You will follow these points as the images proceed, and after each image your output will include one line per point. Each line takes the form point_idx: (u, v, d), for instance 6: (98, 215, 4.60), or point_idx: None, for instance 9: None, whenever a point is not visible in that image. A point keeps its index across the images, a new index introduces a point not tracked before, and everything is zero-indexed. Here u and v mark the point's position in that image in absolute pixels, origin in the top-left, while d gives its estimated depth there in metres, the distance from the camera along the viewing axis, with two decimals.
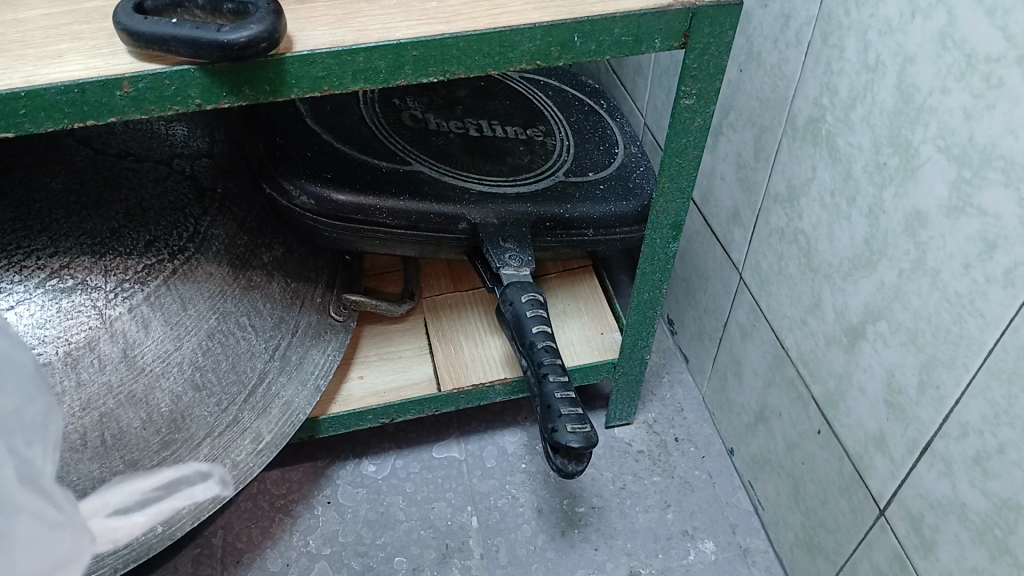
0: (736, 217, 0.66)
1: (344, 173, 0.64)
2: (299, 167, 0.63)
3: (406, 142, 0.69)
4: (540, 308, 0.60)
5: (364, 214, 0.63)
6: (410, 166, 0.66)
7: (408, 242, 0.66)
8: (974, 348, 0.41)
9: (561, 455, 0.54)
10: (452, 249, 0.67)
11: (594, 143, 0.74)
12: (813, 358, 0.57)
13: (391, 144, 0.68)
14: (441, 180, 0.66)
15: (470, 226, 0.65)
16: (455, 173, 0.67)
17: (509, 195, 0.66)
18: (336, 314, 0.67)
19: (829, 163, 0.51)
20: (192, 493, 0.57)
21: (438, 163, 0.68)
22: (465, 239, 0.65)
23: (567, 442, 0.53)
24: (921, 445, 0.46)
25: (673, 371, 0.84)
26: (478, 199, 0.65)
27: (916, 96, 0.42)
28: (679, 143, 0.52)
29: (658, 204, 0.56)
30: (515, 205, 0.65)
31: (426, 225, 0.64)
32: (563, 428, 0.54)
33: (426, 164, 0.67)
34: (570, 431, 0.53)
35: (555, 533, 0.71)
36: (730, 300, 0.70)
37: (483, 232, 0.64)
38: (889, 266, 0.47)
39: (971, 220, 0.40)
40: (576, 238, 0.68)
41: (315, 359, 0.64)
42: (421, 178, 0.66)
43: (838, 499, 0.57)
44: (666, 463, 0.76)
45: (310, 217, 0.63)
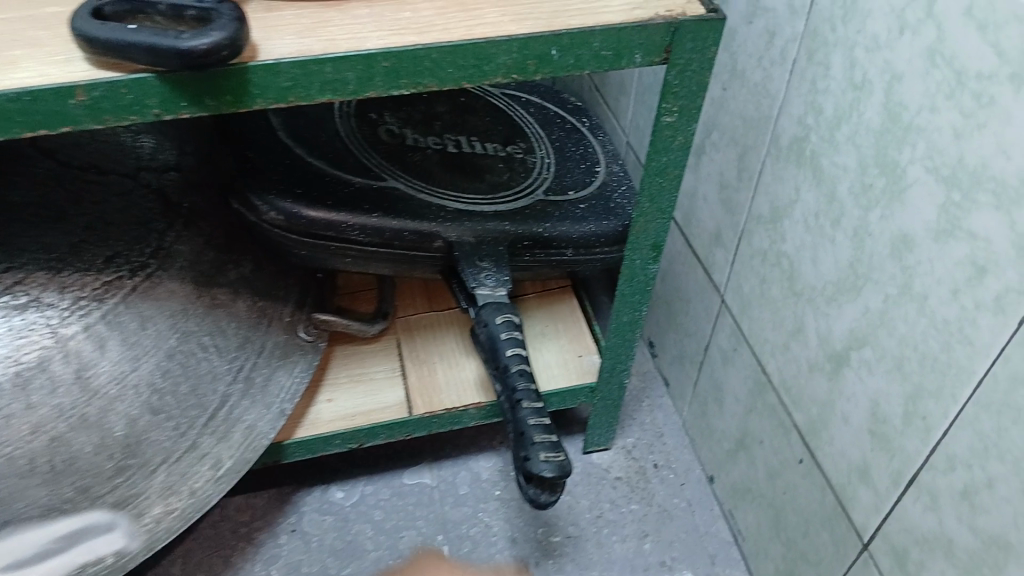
0: (718, 238, 0.65)
1: (317, 189, 0.62)
2: (271, 182, 0.61)
3: (382, 157, 0.66)
4: (514, 331, 0.58)
5: (336, 231, 0.61)
6: (386, 182, 0.64)
7: (384, 260, 0.63)
8: (962, 377, 0.39)
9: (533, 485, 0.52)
10: (427, 268, 0.65)
11: (575, 161, 0.72)
12: (796, 385, 0.55)
13: (367, 160, 0.66)
14: (417, 197, 0.64)
15: (446, 244, 0.62)
16: (431, 190, 0.65)
17: (487, 213, 0.64)
18: (305, 333, 0.65)
19: (813, 185, 0.50)
20: (94, 545, 0.53)
21: (415, 179, 0.66)
22: (440, 257, 0.63)
23: (540, 472, 0.51)
24: (907, 477, 0.44)
25: (652, 396, 0.82)
26: (455, 216, 0.63)
27: (903, 115, 0.41)
28: (660, 162, 0.51)
29: (639, 223, 0.55)
30: (492, 223, 0.63)
31: (398, 242, 0.62)
32: (537, 458, 0.52)
33: (402, 180, 0.65)
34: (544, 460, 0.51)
35: (529, 564, 0.68)
36: (711, 323, 0.69)
37: (459, 251, 0.62)
38: (875, 291, 0.45)
39: (960, 244, 0.38)
40: (556, 258, 0.66)
41: (281, 381, 0.63)
42: (395, 195, 0.64)
43: (820, 530, 0.55)
44: (644, 491, 0.74)
45: (280, 234, 0.60)
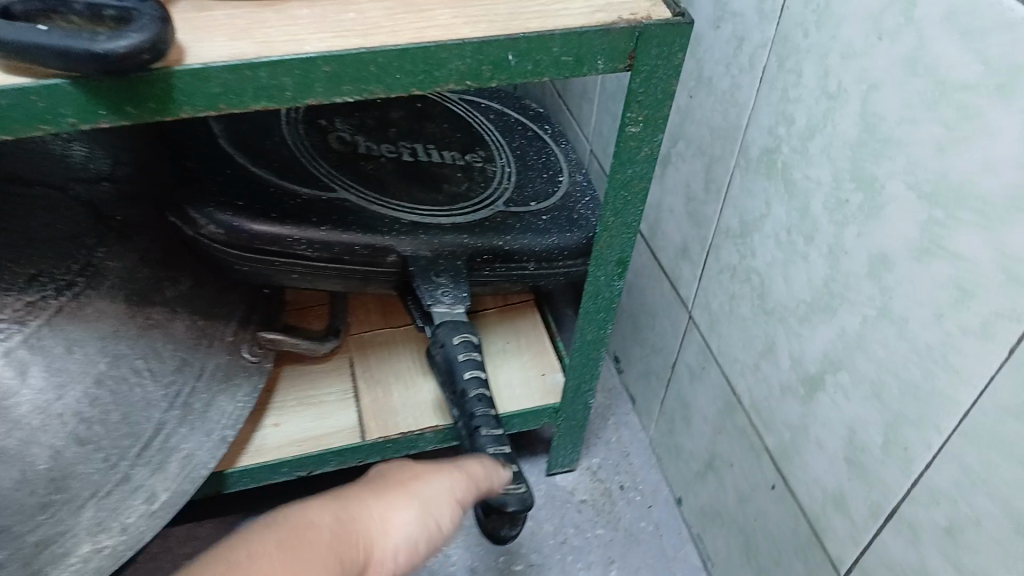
0: (684, 252, 0.62)
1: (261, 201, 0.57)
2: (211, 192, 0.57)
3: (332, 165, 0.62)
4: (473, 352, 0.55)
5: (280, 245, 0.56)
6: (335, 194, 0.60)
7: (333, 277, 0.59)
8: (947, 407, 0.37)
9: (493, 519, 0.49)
10: (380, 284, 0.61)
11: (537, 170, 0.69)
12: (767, 407, 0.53)
13: (315, 169, 0.61)
14: (370, 208, 0.60)
15: (400, 258, 0.59)
16: (385, 201, 0.61)
17: (445, 225, 0.60)
18: (250, 354, 0.61)
19: (784, 198, 0.48)
20: None
21: (367, 189, 0.61)
22: (394, 272, 0.60)
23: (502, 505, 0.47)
24: (885, 508, 0.42)
25: (618, 413, 0.79)
26: (410, 228, 0.59)
27: (881, 126, 0.39)
28: (625, 174, 0.48)
29: (604, 238, 0.53)
30: (450, 236, 0.59)
31: (349, 257, 0.58)
32: (498, 491, 0.48)
33: (353, 191, 0.61)
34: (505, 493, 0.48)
35: None
36: (678, 340, 0.66)
37: (414, 266, 0.59)
38: (850, 311, 0.43)
39: (943, 264, 0.36)
40: (517, 272, 0.63)
41: (223, 406, 0.58)
42: (346, 207, 0.59)
43: (792, 559, 0.53)
44: (610, 513, 0.71)
45: (219, 248, 0.56)
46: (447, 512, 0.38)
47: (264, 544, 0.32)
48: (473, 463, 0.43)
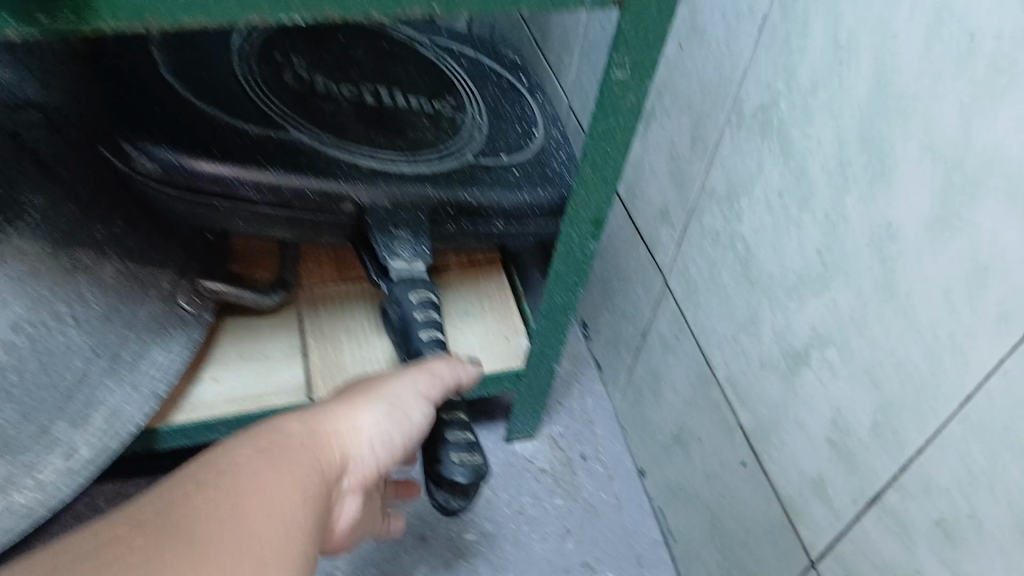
0: (664, 215, 0.58)
1: (204, 136, 0.51)
2: (146, 124, 0.50)
3: (284, 103, 0.56)
4: (431, 311, 0.55)
5: (223, 187, 0.51)
6: (286, 133, 0.54)
7: (282, 223, 0.54)
8: (946, 391, 0.34)
9: (443, 489, 0.47)
10: (333, 234, 0.56)
11: (510, 121, 0.64)
12: (743, 382, 0.50)
13: (266, 107, 0.55)
14: (325, 151, 0.54)
15: (357, 208, 0.54)
16: (342, 145, 0.55)
17: (406, 174, 0.55)
18: (187, 304, 0.55)
19: (778, 160, 0.44)
20: None
21: (322, 131, 0.56)
22: (350, 224, 0.55)
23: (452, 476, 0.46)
24: (869, 495, 0.39)
25: (583, 380, 0.76)
26: (369, 176, 0.54)
27: (897, 83, 0.35)
28: (606, 125, 0.44)
29: (579, 196, 0.49)
30: (410, 186, 0.55)
31: (299, 204, 0.53)
32: (451, 461, 0.46)
33: (307, 132, 0.55)
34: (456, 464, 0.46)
35: (439, 564, 0.62)
36: (651, 307, 0.63)
37: (371, 217, 0.55)
38: (845, 284, 0.39)
39: (957, 237, 0.32)
40: (484, 231, 0.59)
41: (155, 358, 0.52)
42: (299, 149, 0.54)
43: (761, 542, 0.50)
44: (570, 484, 0.68)
45: (155, 186, 0.50)
46: (412, 409, 0.45)
47: (240, 456, 0.35)
48: (434, 359, 0.48)
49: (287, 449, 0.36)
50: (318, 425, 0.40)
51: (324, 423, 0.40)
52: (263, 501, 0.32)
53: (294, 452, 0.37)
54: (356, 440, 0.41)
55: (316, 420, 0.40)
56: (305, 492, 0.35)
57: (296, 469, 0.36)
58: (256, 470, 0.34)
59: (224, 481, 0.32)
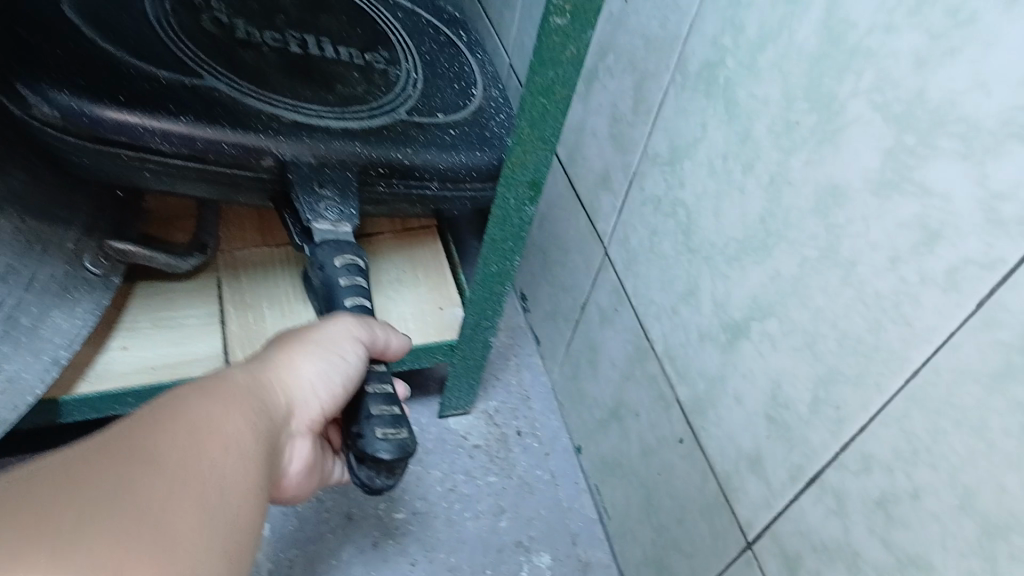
0: (604, 180, 0.56)
1: (106, 77, 0.45)
2: (42, 62, 0.44)
3: (199, 48, 0.50)
4: (356, 277, 0.48)
5: (129, 136, 0.44)
6: (201, 81, 0.48)
7: (194, 180, 0.48)
8: (892, 365, 0.32)
9: (366, 467, 0.42)
10: (253, 193, 0.50)
11: (447, 80, 0.59)
12: (682, 355, 0.48)
13: (179, 50, 0.49)
14: (244, 101, 0.49)
15: (278, 163, 0.48)
16: (262, 96, 0.50)
17: (333, 128, 0.50)
18: (92, 266, 0.50)
19: (723, 121, 0.42)
20: None
21: (241, 79, 0.50)
22: (270, 179, 0.49)
23: (374, 453, 0.40)
24: (807, 473, 0.38)
25: (519, 354, 0.74)
26: (292, 128, 0.49)
27: (849, 35, 0.33)
28: (545, 79, 0.41)
29: (516, 154, 0.45)
30: (338, 142, 0.49)
31: (215, 156, 0.47)
32: (372, 436, 0.41)
33: (224, 80, 0.49)
34: (378, 439, 0.41)
35: (365, 545, 0.59)
36: (590, 278, 0.60)
37: (294, 174, 0.48)
38: (788, 252, 0.38)
39: (908, 201, 0.30)
40: (416, 192, 0.54)
41: (56, 322, 0.48)
42: (216, 98, 0.48)
43: (697, 520, 0.49)
44: (504, 461, 0.66)
45: (53, 134, 0.44)
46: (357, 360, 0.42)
47: (173, 402, 0.30)
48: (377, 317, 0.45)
49: (224, 397, 0.33)
50: (249, 376, 0.36)
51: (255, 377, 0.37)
52: (212, 456, 0.28)
53: (231, 401, 0.33)
54: (289, 391, 0.38)
55: (246, 371, 0.37)
56: (248, 446, 0.31)
57: (235, 418, 0.32)
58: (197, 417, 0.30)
59: (179, 422, 0.29)
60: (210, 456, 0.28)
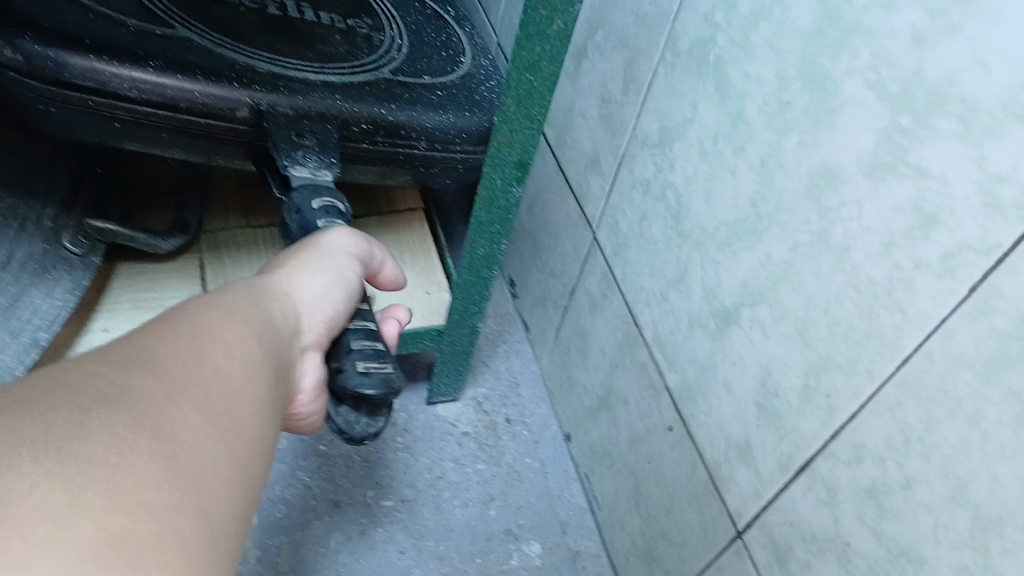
0: (594, 163, 0.55)
1: (72, 22, 0.42)
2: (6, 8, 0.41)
3: (169, 1, 0.47)
4: (335, 220, 0.44)
5: (96, 82, 0.41)
6: (172, 31, 0.45)
7: (166, 133, 0.45)
8: (885, 352, 0.31)
9: (348, 408, 0.39)
10: (230, 150, 0.47)
11: (435, 48, 0.56)
12: (672, 342, 0.47)
13: (149, 2, 0.46)
14: (216, 51, 0.46)
15: (255, 113, 0.45)
16: (238, 49, 0.47)
17: (313, 81, 0.47)
18: (72, 244, 0.50)
19: (714, 102, 0.40)
20: None
21: (215, 33, 0.47)
22: (248, 130, 0.46)
23: (355, 386, 0.37)
24: (798, 463, 0.37)
25: (508, 340, 0.73)
26: (269, 80, 0.46)
27: (844, 11, 0.31)
28: (532, 54, 0.40)
29: (502, 133, 0.44)
30: (318, 95, 0.46)
31: (187, 105, 0.44)
32: (352, 370, 0.38)
33: (196, 32, 0.46)
34: (358, 373, 0.37)
35: (352, 532, 0.58)
36: (580, 263, 0.59)
37: (273, 124, 0.45)
38: (780, 237, 0.37)
39: (902, 183, 0.30)
40: (403, 153, 0.50)
41: (34, 302, 0.48)
42: (189, 47, 0.45)
43: (686, 509, 0.48)
44: (493, 448, 0.65)
45: (16, 82, 0.41)
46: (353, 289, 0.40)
47: (160, 341, 0.27)
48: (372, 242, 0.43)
49: (223, 318, 0.30)
50: (252, 300, 0.33)
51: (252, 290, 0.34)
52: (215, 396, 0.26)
53: (228, 314, 0.30)
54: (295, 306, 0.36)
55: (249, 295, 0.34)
56: (252, 378, 0.29)
57: (232, 331, 0.29)
58: (186, 340, 0.27)
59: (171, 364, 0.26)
60: (204, 378, 0.26)
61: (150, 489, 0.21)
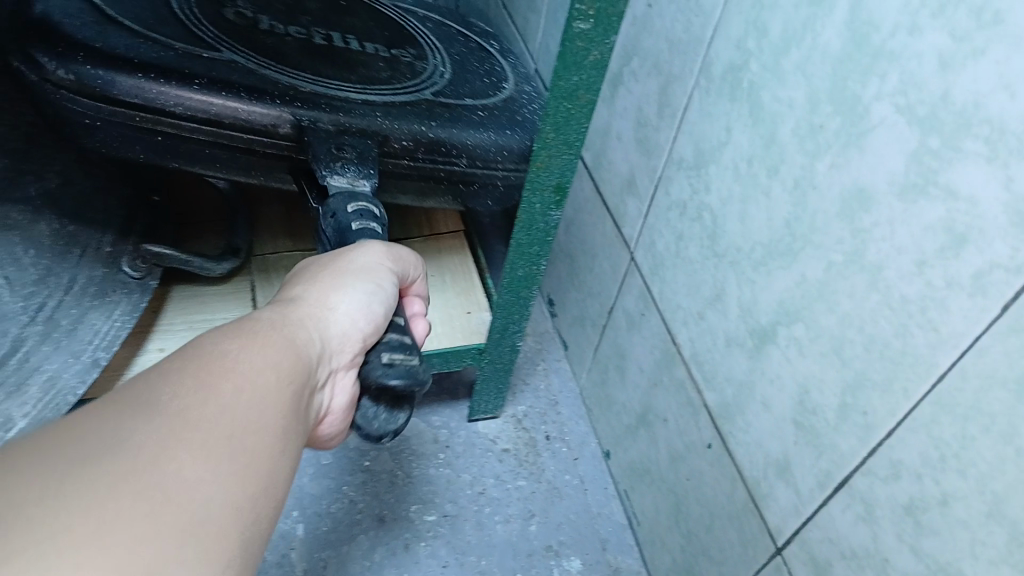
0: (630, 185, 0.56)
1: (124, 45, 0.44)
2: (61, 31, 0.43)
3: (221, 32, 0.50)
4: (370, 223, 0.43)
5: (143, 98, 0.43)
6: (219, 54, 0.47)
7: (209, 150, 0.46)
8: (920, 370, 0.32)
9: (374, 401, 0.38)
10: (271, 166, 0.49)
11: (477, 74, 0.58)
12: (710, 360, 0.48)
13: (200, 31, 0.49)
14: (261, 72, 0.47)
15: (297, 128, 0.46)
16: (283, 70, 0.49)
17: (355, 100, 0.49)
18: (131, 269, 0.53)
19: (748, 125, 0.41)
20: None
21: (263, 58, 0.49)
22: (289, 147, 0.47)
23: (380, 376, 0.36)
24: (836, 480, 0.37)
25: (548, 359, 0.74)
26: (311, 96, 0.47)
27: (873, 38, 0.32)
28: (570, 82, 0.41)
29: (540, 157, 0.46)
30: (360, 112, 0.48)
31: (231, 122, 0.45)
32: (377, 361, 0.37)
33: (242, 55, 0.48)
34: (383, 364, 0.37)
35: (397, 546, 0.59)
36: (617, 283, 0.60)
37: (313, 137, 0.46)
38: (815, 256, 0.37)
39: (933, 204, 0.30)
40: (444, 168, 0.51)
41: (95, 325, 0.51)
42: (236, 68, 0.47)
43: (726, 527, 0.48)
44: (533, 465, 0.66)
45: (67, 99, 0.43)
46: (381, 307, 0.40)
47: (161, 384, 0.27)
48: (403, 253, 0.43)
49: (234, 351, 0.31)
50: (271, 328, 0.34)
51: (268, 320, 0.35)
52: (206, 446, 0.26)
53: (238, 349, 0.31)
54: (316, 331, 0.36)
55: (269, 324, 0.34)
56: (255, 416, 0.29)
57: (238, 367, 0.30)
58: (186, 384, 0.28)
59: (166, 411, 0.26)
60: (201, 428, 0.27)
61: (123, 548, 0.22)
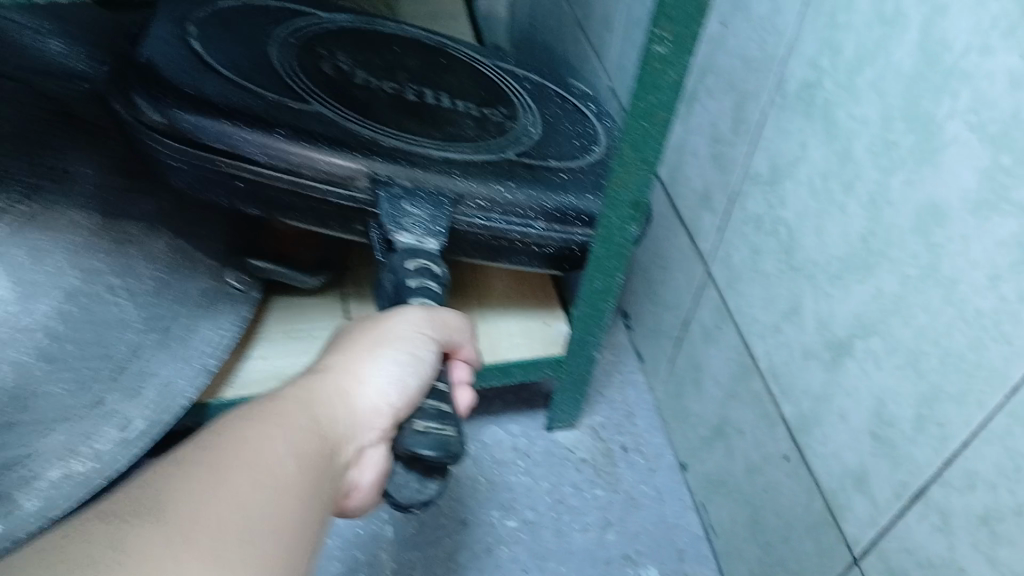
0: (705, 200, 0.57)
1: (215, 91, 0.48)
2: (161, 76, 0.48)
3: (315, 86, 0.54)
4: (428, 282, 0.46)
5: (224, 142, 0.47)
6: (304, 104, 0.51)
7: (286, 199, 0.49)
8: (994, 382, 0.32)
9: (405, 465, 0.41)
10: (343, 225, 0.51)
11: (567, 136, 0.59)
12: (786, 373, 0.49)
13: (293, 82, 0.53)
14: (341, 124, 0.51)
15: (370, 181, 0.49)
16: (365, 125, 0.52)
17: (434, 158, 0.51)
18: (236, 282, 0.56)
19: (823, 141, 0.42)
20: None
21: (352, 113, 0.52)
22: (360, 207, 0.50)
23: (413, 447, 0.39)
24: (912, 490, 0.38)
25: (624, 371, 0.76)
26: (390, 153, 0.50)
27: (945, 57, 0.33)
28: (646, 103, 0.43)
29: (618, 175, 0.48)
30: (433, 171, 0.50)
31: (309, 171, 0.48)
32: (412, 429, 0.40)
33: (328, 107, 0.52)
34: (418, 435, 0.40)
35: (480, 550, 0.62)
36: (693, 296, 0.62)
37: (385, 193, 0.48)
38: (890, 270, 0.38)
39: (1007, 219, 0.31)
40: (517, 233, 0.52)
41: (206, 334, 0.53)
42: (318, 119, 0.50)
43: (803, 538, 0.49)
44: (610, 475, 0.68)
45: (159, 141, 0.48)
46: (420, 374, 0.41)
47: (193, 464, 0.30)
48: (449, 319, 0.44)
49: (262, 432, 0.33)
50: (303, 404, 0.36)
51: (301, 391, 0.37)
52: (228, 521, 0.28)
53: (265, 429, 0.33)
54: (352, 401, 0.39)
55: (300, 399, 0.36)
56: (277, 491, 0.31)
57: (262, 450, 0.32)
58: (216, 465, 0.30)
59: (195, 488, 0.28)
60: (229, 500, 0.29)
61: None
